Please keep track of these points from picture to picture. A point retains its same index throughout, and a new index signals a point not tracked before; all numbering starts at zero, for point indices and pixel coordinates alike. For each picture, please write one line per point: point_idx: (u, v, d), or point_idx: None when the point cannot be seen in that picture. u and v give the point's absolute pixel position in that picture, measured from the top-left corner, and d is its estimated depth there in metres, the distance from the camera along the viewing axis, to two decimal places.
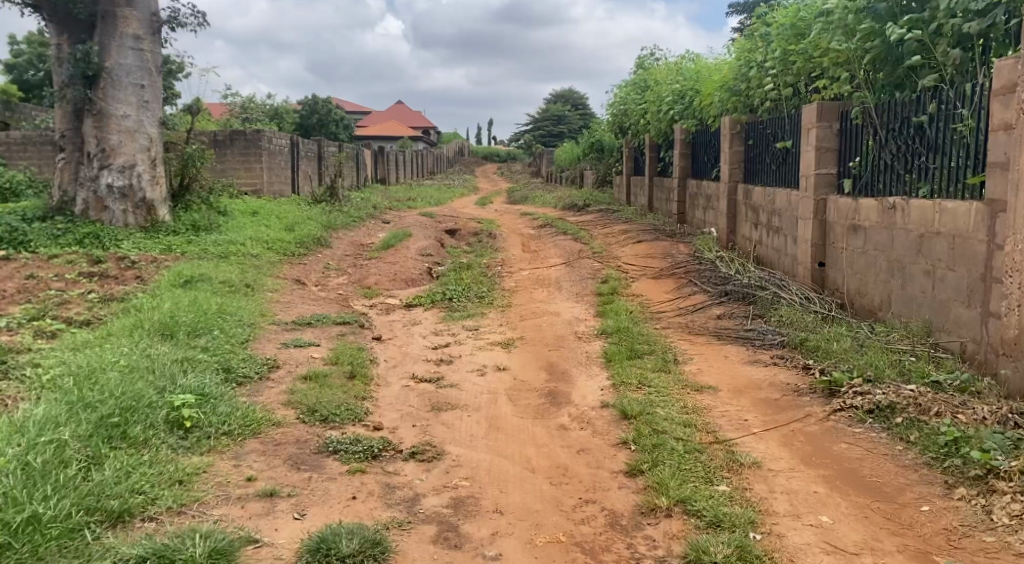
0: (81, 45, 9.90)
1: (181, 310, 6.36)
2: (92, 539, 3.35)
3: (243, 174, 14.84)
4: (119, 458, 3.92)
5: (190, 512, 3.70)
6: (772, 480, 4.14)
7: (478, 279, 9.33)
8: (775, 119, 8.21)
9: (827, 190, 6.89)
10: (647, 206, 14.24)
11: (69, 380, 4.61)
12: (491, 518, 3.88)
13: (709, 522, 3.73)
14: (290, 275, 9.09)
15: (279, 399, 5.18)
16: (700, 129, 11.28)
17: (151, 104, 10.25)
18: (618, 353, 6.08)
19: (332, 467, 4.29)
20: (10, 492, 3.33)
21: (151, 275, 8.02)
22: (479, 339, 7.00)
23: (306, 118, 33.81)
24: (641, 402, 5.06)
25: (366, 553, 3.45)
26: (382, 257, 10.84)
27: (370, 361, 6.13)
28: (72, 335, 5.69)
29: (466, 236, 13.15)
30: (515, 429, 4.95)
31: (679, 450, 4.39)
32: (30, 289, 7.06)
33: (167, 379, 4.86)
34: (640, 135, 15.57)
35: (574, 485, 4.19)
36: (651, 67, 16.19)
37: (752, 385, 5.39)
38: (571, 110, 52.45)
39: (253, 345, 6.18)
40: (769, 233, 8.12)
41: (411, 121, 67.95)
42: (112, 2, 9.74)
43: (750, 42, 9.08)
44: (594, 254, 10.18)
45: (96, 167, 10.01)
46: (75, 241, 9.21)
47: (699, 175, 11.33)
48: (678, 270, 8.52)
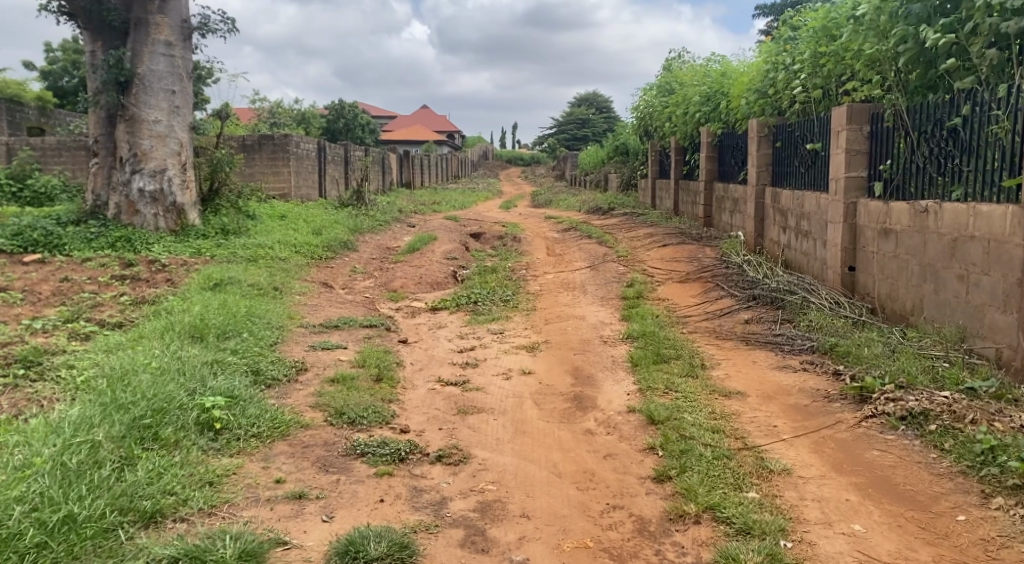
0: (114, 52, 10.06)
1: (211, 312, 6.43)
2: (125, 539, 3.41)
3: (271, 178, 14.98)
4: (150, 460, 3.96)
5: (221, 513, 3.74)
6: (802, 487, 4.09)
7: (504, 282, 9.33)
8: (805, 121, 8.13)
9: (857, 193, 6.80)
10: (673, 210, 14.16)
11: (103, 381, 4.68)
12: (518, 522, 3.88)
13: (738, 529, 3.70)
14: (318, 279, 9.16)
15: (307, 401, 5.22)
16: (727, 132, 11.19)
17: (181, 109, 10.40)
18: (644, 358, 6.05)
19: (359, 469, 4.32)
20: (46, 492, 3.38)
21: (181, 278, 8.11)
22: (504, 342, 7.00)
23: (332, 122, 34.04)
24: (668, 408, 5.03)
25: (395, 556, 3.46)
26: (408, 260, 10.88)
27: (396, 364, 6.15)
28: (106, 338, 5.78)
29: (490, 239, 13.16)
30: (541, 433, 4.94)
31: (708, 456, 4.35)
32: (64, 292, 7.18)
33: (197, 381, 4.91)
34: (666, 138, 15.49)
35: (601, 490, 4.17)
36: (677, 69, 16.11)
37: (782, 391, 5.34)
38: (596, 113, 52.29)
39: (282, 348, 6.24)
40: (798, 237, 8.03)
41: (437, 125, 68.14)
42: (145, 9, 9.89)
43: (779, 44, 8.98)
44: (619, 258, 10.14)
45: (129, 172, 10.15)
46: (107, 244, 9.36)
47: (726, 178, 11.26)
48: (705, 274, 8.46)
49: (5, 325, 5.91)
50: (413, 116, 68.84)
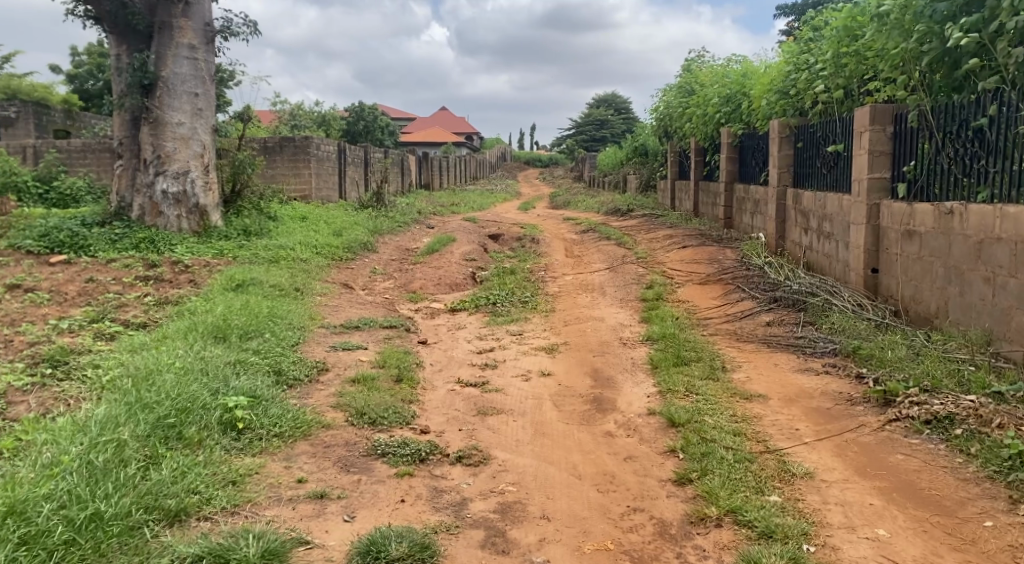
0: (139, 54, 10.19)
1: (234, 313, 6.49)
2: (151, 537, 3.44)
3: (292, 180, 15.08)
4: (175, 459, 4.00)
5: (244, 512, 3.77)
6: (825, 491, 4.06)
7: (523, 283, 9.34)
8: (827, 122, 8.06)
9: (881, 195, 6.73)
10: (692, 211, 14.11)
11: (128, 381, 4.73)
12: (539, 524, 3.88)
13: (761, 533, 3.68)
14: (339, 279, 9.22)
15: (328, 401, 5.25)
16: (748, 133, 11.12)
17: (204, 112, 10.51)
18: (664, 360, 6.02)
19: (380, 469, 4.34)
20: (74, 490, 3.43)
21: (204, 279, 8.19)
22: (523, 344, 7.01)
23: (352, 124, 34.19)
24: (689, 410, 5.01)
25: (416, 557, 3.48)
26: (427, 261, 10.92)
27: (416, 365, 6.17)
28: (131, 338, 5.85)
29: (509, 240, 13.17)
30: (561, 435, 4.94)
31: (729, 459, 4.33)
32: (90, 292, 7.28)
33: (220, 381, 4.96)
34: (685, 139, 15.43)
35: (621, 492, 4.16)
36: (697, 69, 16.04)
37: (804, 394, 5.30)
38: (615, 114, 52.19)
39: (303, 348, 6.28)
40: (820, 239, 7.97)
41: (456, 126, 68.29)
42: (169, 12, 10.00)
43: (801, 43, 8.92)
44: (638, 260, 10.11)
45: (152, 174, 10.26)
46: (131, 245, 9.48)
47: (746, 179, 11.19)
48: (726, 276, 8.41)
49: (33, 325, 5.99)
50: (432, 117, 69.08)
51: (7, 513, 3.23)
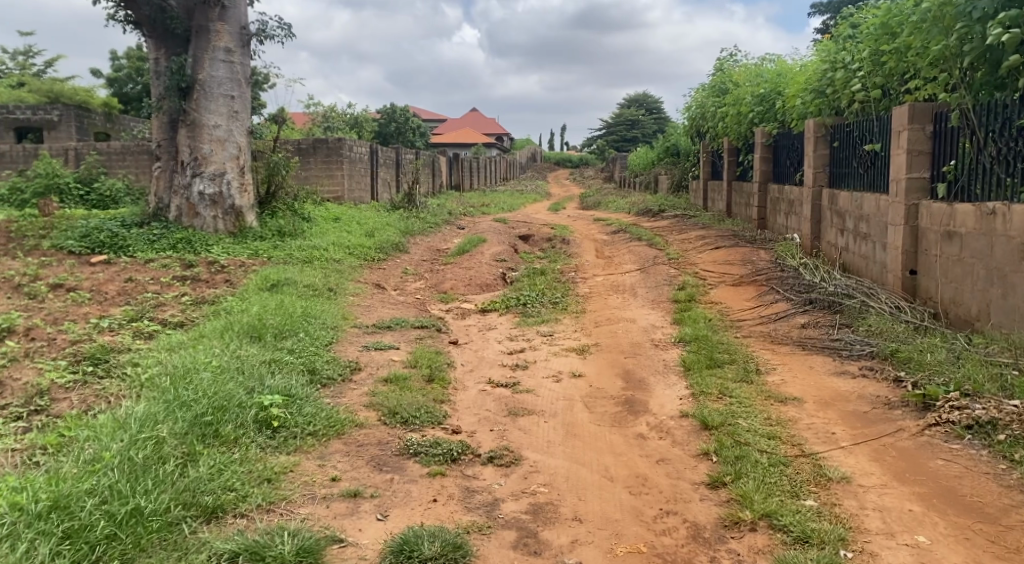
0: (177, 58, 10.36)
1: (269, 312, 6.57)
2: (189, 532, 3.49)
3: (325, 181, 15.22)
4: (212, 456, 4.06)
5: (279, 510, 3.81)
6: (863, 496, 4.00)
7: (554, 284, 9.32)
8: (864, 121, 7.94)
9: (920, 195, 6.62)
10: (725, 211, 13.98)
11: (166, 379, 4.81)
12: (570, 525, 3.87)
13: (796, 537, 3.63)
14: (371, 280, 9.28)
15: (361, 400, 5.29)
16: (782, 132, 10.98)
17: (240, 114, 10.64)
18: (697, 362, 5.98)
19: (412, 469, 4.36)
20: (115, 486, 3.49)
21: (239, 279, 8.30)
22: (554, 345, 7.00)
23: (384, 126, 34.42)
24: (722, 413, 4.96)
25: (448, 556, 3.49)
26: (458, 261, 10.98)
27: (447, 365, 6.19)
28: (169, 336, 5.94)
29: (540, 240, 13.17)
30: (592, 436, 4.93)
31: (764, 462, 4.28)
32: (129, 292, 7.41)
33: (256, 380, 5.01)
34: (718, 139, 15.31)
35: (654, 495, 4.14)
36: (730, 69, 15.91)
37: (840, 397, 5.23)
38: (646, 114, 51.94)
39: (336, 347, 6.34)
40: (857, 240, 7.85)
41: (487, 127, 68.44)
42: (206, 16, 10.15)
43: (838, 41, 8.78)
44: (670, 261, 10.06)
45: (190, 176, 10.43)
46: (169, 246, 9.64)
47: (781, 179, 11.06)
48: (759, 278, 8.32)
49: (74, 323, 6.12)
50: (462, 118, 69.33)
51: (51, 508, 3.30)
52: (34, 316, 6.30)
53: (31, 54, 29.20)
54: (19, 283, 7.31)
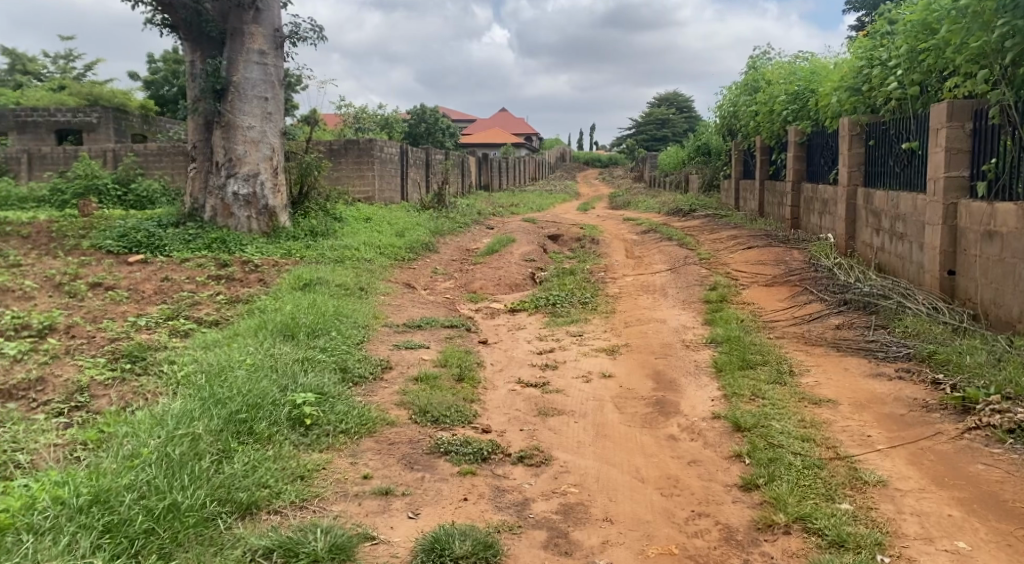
0: (213, 61, 10.50)
1: (302, 311, 6.64)
2: (224, 528, 3.54)
3: (356, 182, 15.33)
4: (247, 453, 4.12)
5: (312, 507, 3.85)
6: (900, 500, 3.94)
7: (584, 284, 9.29)
8: (900, 119, 7.81)
9: (958, 194, 6.50)
10: (757, 211, 13.82)
11: (202, 377, 4.89)
12: (601, 526, 3.86)
13: (831, 541, 3.59)
14: (401, 279, 9.33)
15: (392, 399, 5.32)
16: (816, 131, 10.83)
17: (274, 116, 10.77)
18: (729, 363, 5.92)
19: (443, 468, 4.37)
20: (153, 481, 3.55)
21: (273, 278, 8.40)
22: (584, 345, 6.97)
23: (414, 127, 34.59)
24: (755, 414, 4.91)
25: (479, 555, 3.49)
26: (487, 261, 10.99)
27: (477, 364, 6.21)
28: (204, 335, 6.02)
29: (569, 240, 13.15)
30: (622, 437, 4.91)
31: (798, 465, 4.23)
32: (166, 290, 7.54)
33: (289, 378, 5.06)
34: (750, 137, 15.16)
35: (686, 497, 4.11)
36: (763, 67, 15.75)
37: (876, 399, 5.15)
38: (677, 113, 51.63)
39: (368, 346, 6.38)
40: (893, 239, 7.72)
41: (517, 127, 68.50)
42: (240, 19, 10.28)
43: (875, 38, 8.65)
44: (701, 261, 9.98)
45: (224, 176, 10.57)
46: (204, 245, 9.78)
47: (815, 178, 10.91)
48: (792, 278, 8.23)
49: (112, 322, 6.22)
50: (492, 119, 69.44)
51: (91, 502, 3.36)
52: (74, 314, 6.42)
53: (71, 57, 29.80)
54: (59, 282, 7.46)
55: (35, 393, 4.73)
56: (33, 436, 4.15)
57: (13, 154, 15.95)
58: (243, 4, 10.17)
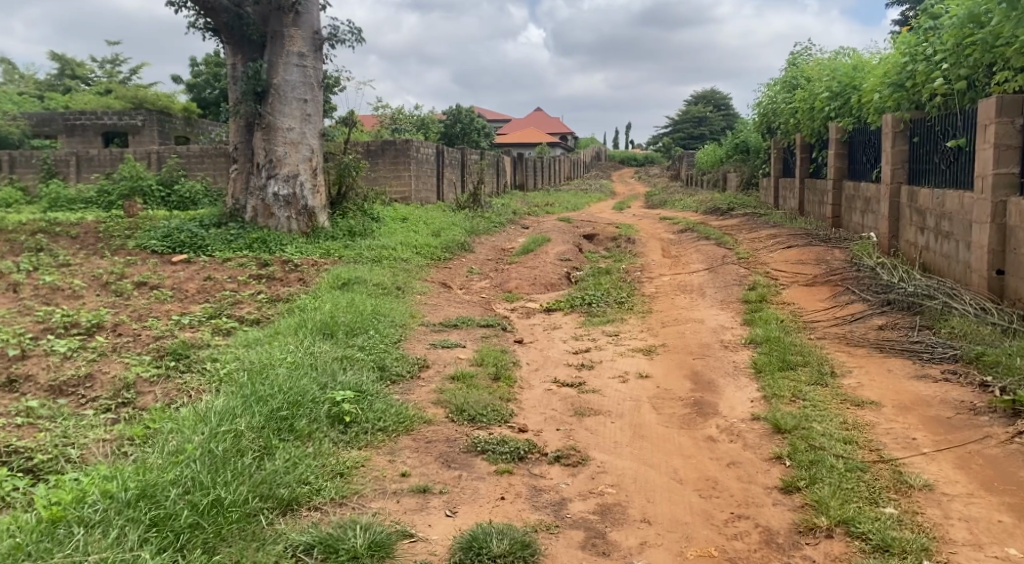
0: (253, 64, 10.65)
1: (340, 310, 6.71)
2: (266, 524, 3.60)
3: (393, 182, 15.44)
4: (287, 450, 4.17)
5: (351, 504, 3.88)
6: (947, 505, 3.85)
7: (620, 284, 9.23)
8: (946, 115, 7.65)
9: (1008, 191, 6.34)
10: (797, 210, 13.61)
11: (244, 375, 4.97)
12: (640, 527, 3.84)
13: (875, 546, 3.53)
14: (437, 279, 9.37)
15: (429, 397, 5.34)
16: (858, 128, 10.63)
17: (313, 117, 10.90)
18: (769, 364, 5.85)
19: (480, 467, 4.39)
20: (197, 477, 3.62)
21: (312, 278, 8.50)
22: (620, 345, 6.94)
23: (450, 127, 34.74)
24: (795, 416, 4.84)
25: (516, 554, 3.50)
26: (523, 261, 10.99)
27: (513, 364, 6.22)
28: (246, 334, 6.10)
29: (604, 240, 13.08)
30: (660, 438, 4.87)
31: (840, 467, 4.17)
32: (209, 290, 7.68)
33: (328, 375, 5.12)
34: (789, 135, 14.96)
35: (725, 498, 4.07)
36: (804, 63, 15.53)
37: (921, 402, 5.05)
38: (714, 111, 51.14)
39: (405, 345, 6.42)
40: (938, 238, 7.56)
41: (552, 127, 68.41)
42: (280, 22, 10.43)
43: (918, 33, 8.48)
44: (740, 260, 9.85)
45: (265, 177, 10.72)
46: (245, 245, 9.94)
47: (857, 176, 10.72)
48: (834, 278, 8.10)
49: (157, 320, 6.34)
50: (528, 118, 69.47)
51: (139, 496, 3.43)
52: (120, 312, 6.56)
53: (117, 62, 30.43)
54: (106, 281, 7.63)
55: (84, 390, 4.84)
56: (83, 431, 4.25)
57: (62, 156, 16.35)
58: (283, 7, 10.32)
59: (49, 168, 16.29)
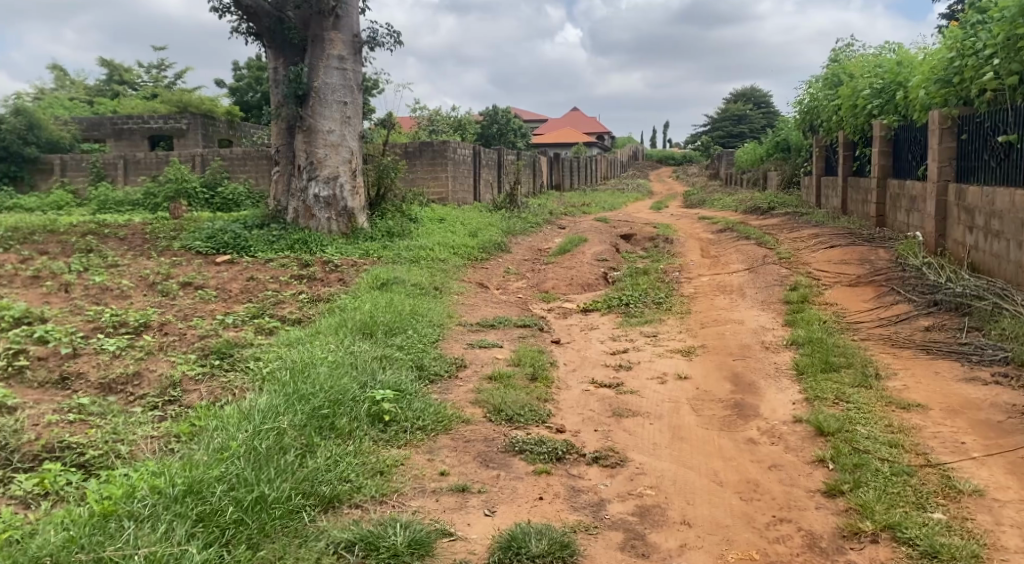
0: (294, 67, 10.80)
1: (380, 310, 6.78)
2: (309, 520, 3.65)
3: (431, 183, 15.53)
4: (328, 447, 4.23)
5: (391, 502, 3.92)
6: (999, 511, 3.76)
7: (658, 285, 9.16)
8: (997, 111, 7.45)
9: None
10: (840, 208, 13.38)
11: (286, 373, 5.04)
12: (679, 529, 3.81)
13: (923, 552, 3.47)
14: (474, 279, 9.41)
15: (467, 397, 5.36)
16: (903, 125, 10.42)
17: (352, 120, 11.02)
18: (811, 366, 5.76)
19: (518, 467, 4.39)
20: (241, 473, 3.68)
21: (352, 278, 8.59)
22: (659, 346, 6.89)
23: (486, 127, 34.86)
24: (839, 419, 4.76)
25: (556, 555, 3.50)
26: (560, 261, 10.98)
27: (550, 364, 6.21)
28: (287, 333, 6.19)
29: (642, 240, 13.01)
30: (700, 440, 4.83)
31: (885, 471, 4.09)
32: (252, 290, 7.80)
33: (368, 374, 5.17)
34: (832, 133, 14.71)
35: (766, 502, 4.02)
36: (847, 60, 15.26)
37: (970, 405, 4.94)
38: (754, 109, 50.51)
39: (443, 345, 6.45)
40: (988, 237, 7.39)
41: (590, 127, 68.22)
42: (321, 26, 10.58)
43: (966, 28, 8.28)
44: (781, 260, 9.72)
45: (306, 179, 10.84)
46: (287, 246, 10.09)
47: (902, 174, 10.51)
48: (878, 278, 7.96)
49: (202, 320, 6.46)
50: (565, 118, 69.34)
51: (186, 491, 3.50)
52: (166, 312, 6.70)
53: (163, 67, 31.06)
54: (153, 282, 7.80)
55: (132, 388, 4.95)
56: (131, 428, 4.35)
57: (110, 160, 16.76)
58: (323, 11, 10.46)
59: (98, 171, 16.71)
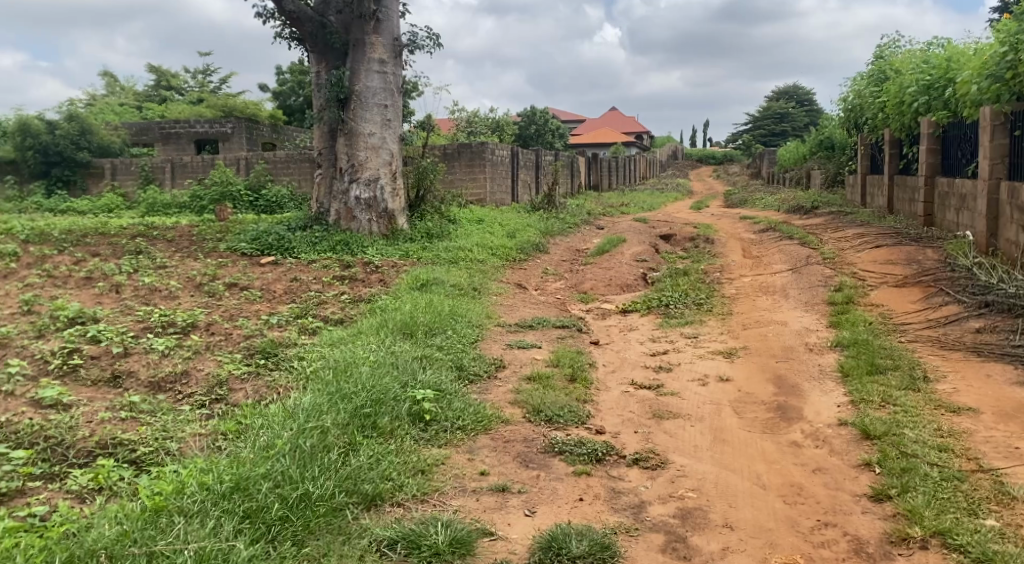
0: (336, 71, 10.93)
1: (420, 311, 6.83)
2: (352, 518, 3.68)
3: (469, 184, 15.59)
4: (371, 446, 4.27)
5: (432, 500, 3.95)
6: None
7: (698, 285, 9.08)
8: None
9: None
10: (886, 207, 13.11)
11: (329, 372, 5.11)
12: (721, 532, 3.78)
13: (974, 559, 3.40)
14: (513, 280, 9.44)
15: (506, 397, 5.37)
16: (953, 121, 10.19)
17: (393, 122, 11.12)
18: (857, 368, 5.66)
19: (558, 468, 4.39)
20: (287, 471, 3.74)
21: (392, 279, 8.67)
22: (699, 347, 6.83)
23: (525, 128, 34.90)
24: (886, 422, 4.67)
25: (596, 555, 3.49)
26: (598, 261, 10.96)
27: (590, 365, 6.19)
28: (329, 333, 6.27)
29: (681, 240, 12.91)
30: (742, 442, 4.77)
31: (934, 476, 4.00)
32: (295, 290, 7.92)
33: (409, 374, 5.21)
34: (877, 130, 14.43)
35: (811, 505, 3.96)
36: (892, 56, 14.95)
37: (1023, 409, 4.81)
38: (796, 106, 49.76)
39: (482, 345, 6.48)
40: None
41: (629, 127, 67.87)
42: (362, 29, 10.70)
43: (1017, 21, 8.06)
44: (825, 260, 9.56)
45: (348, 181, 10.97)
46: (329, 247, 10.22)
47: (951, 172, 10.28)
48: (926, 278, 7.79)
49: (247, 320, 6.59)
50: (604, 119, 69.07)
51: (233, 488, 3.57)
52: (213, 312, 6.84)
53: (208, 72, 31.63)
54: (200, 282, 7.97)
55: (180, 386, 5.06)
56: (180, 426, 4.44)
57: (158, 163, 17.15)
58: (365, 15, 10.60)
59: (147, 174, 17.13)
